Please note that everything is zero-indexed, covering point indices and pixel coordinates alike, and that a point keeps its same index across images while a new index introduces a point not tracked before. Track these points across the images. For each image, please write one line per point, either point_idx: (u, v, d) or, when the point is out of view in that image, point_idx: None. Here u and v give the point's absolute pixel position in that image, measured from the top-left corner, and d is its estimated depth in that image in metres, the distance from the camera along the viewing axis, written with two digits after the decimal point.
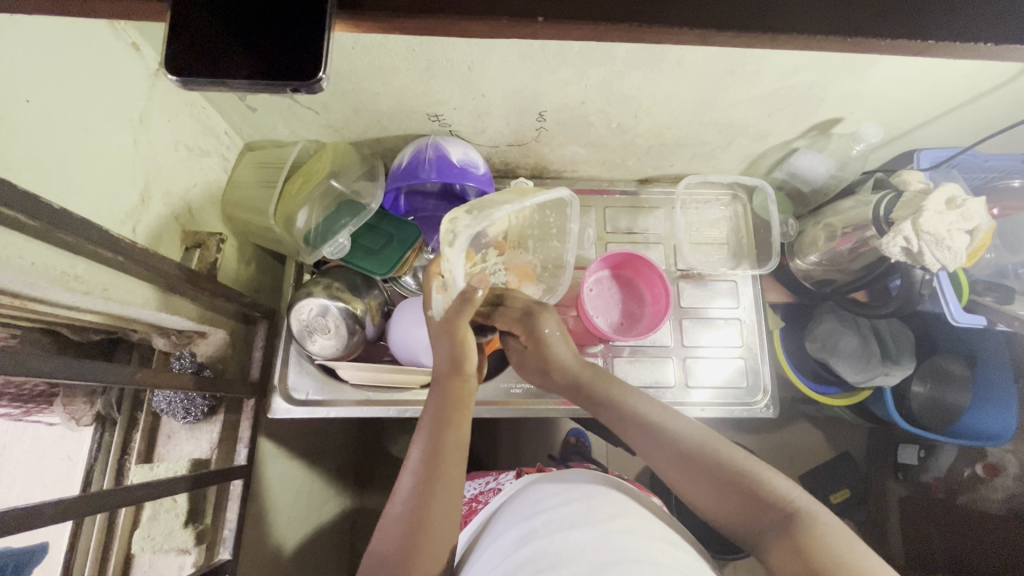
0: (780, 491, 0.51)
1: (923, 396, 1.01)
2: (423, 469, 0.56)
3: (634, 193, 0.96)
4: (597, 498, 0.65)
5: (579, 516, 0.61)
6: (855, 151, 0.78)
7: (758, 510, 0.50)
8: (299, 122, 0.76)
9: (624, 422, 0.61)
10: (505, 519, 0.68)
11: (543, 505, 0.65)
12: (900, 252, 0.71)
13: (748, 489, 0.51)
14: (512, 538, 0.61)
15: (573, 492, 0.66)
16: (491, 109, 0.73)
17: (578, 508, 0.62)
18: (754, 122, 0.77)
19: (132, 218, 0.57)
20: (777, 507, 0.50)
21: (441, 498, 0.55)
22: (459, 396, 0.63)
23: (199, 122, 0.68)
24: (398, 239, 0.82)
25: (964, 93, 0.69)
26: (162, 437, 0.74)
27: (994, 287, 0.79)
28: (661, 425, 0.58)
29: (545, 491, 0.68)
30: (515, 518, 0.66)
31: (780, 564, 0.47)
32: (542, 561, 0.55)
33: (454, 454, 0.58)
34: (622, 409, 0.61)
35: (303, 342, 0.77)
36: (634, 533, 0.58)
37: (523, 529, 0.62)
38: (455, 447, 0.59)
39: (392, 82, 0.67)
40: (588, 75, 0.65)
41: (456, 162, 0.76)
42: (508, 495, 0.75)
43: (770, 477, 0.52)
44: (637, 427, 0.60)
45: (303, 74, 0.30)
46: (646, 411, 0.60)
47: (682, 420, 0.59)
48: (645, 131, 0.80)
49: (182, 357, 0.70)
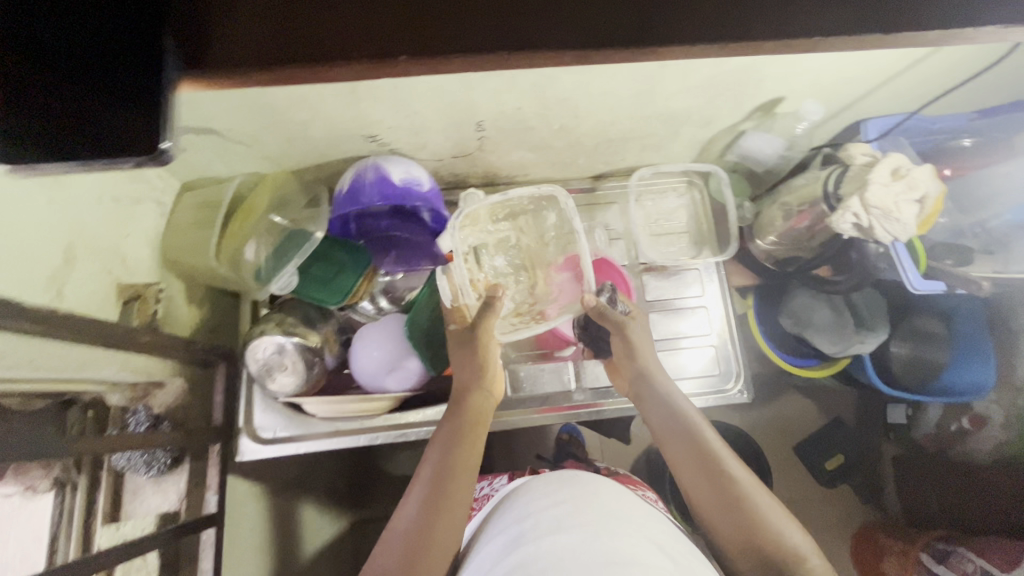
0: (795, 546, 0.56)
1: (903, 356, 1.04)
2: (431, 493, 0.59)
3: (588, 190, 0.94)
4: (588, 497, 0.64)
5: (565, 519, 0.60)
6: (800, 130, 0.77)
7: (770, 555, 0.56)
8: (233, 157, 0.74)
9: (678, 433, 0.67)
10: (497, 522, 0.67)
11: (533, 508, 0.64)
12: (851, 228, 0.70)
13: (767, 538, 0.57)
14: (503, 543, 0.61)
15: (562, 493, 0.65)
16: (427, 124, 0.71)
17: (565, 510, 0.62)
18: (696, 110, 0.76)
19: (56, 281, 0.55)
20: (790, 559, 0.55)
21: (442, 533, 0.57)
22: (477, 420, 0.67)
23: (124, 171, 0.66)
24: (350, 268, 0.79)
25: (898, 63, 0.68)
26: (128, 494, 0.70)
27: (950, 250, 0.85)
28: (708, 448, 0.64)
29: (537, 491, 0.68)
30: (505, 522, 0.65)
31: None
32: (530, 566, 0.55)
33: (461, 478, 0.61)
34: (675, 420, 0.68)
35: (263, 382, 0.74)
36: (619, 534, 0.57)
37: (511, 534, 0.61)
38: (462, 469, 0.61)
39: (319, 109, 0.65)
40: (518, 81, 0.64)
41: (399, 182, 0.73)
42: (504, 498, 0.74)
43: (788, 531, 0.57)
44: (683, 442, 0.66)
45: None
46: (700, 431, 0.66)
47: (724, 447, 0.65)
48: (589, 130, 0.78)
49: (138, 412, 0.68)
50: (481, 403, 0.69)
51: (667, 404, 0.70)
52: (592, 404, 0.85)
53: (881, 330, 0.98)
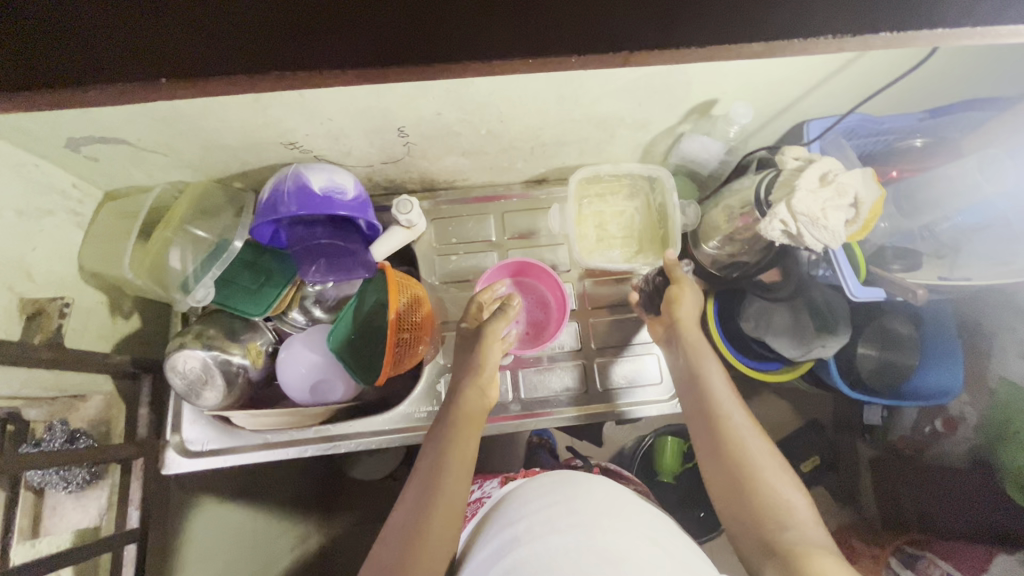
0: (786, 500, 0.54)
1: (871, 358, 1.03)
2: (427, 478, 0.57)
3: (531, 195, 0.92)
4: (583, 497, 0.61)
5: (555, 522, 0.57)
6: (733, 133, 0.74)
7: (758, 505, 0.54)
8: (151, 166, 0.72)
9: (697, 382, 0.65)
10: (489, 526, 0.64)
11: (528, 508, 0.61)
12: (782, 235, 0.67)
13: (758, 489, 0.54)
14: (494, 551, 0.57)
15: (556, 493, 0.62)
16: (345, 130, 0.69)
17: (556, 511, 0.59)
18: (628, 113, 0.74)
19: None
20: (777, 513, 0.53)
21: (441, 516, 0.55)
22: (474, 409, 0.65)
23: (27, 182, 0.64)
24: (276, 276, 0.78)
25: (829, 64, 0.66)
26: (47, 510, 0.68)
27: (902, 255, 0.80)
28: (720, 400, 0.62)
29: (529, 493, 0.65)
30: (497, 526, 0.62)
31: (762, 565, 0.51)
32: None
33: (459, 466, 0.58)
34: (693, 371, 0.66)
35: (189, 399, 0.73)
36: (611, 536, 0.55)
37: (501, 541, 0.58)
38: (461, 458, 0.59)
39: (225, 116, 0.63)
40: (429, 86, 0.62)
41: (319, 191, 0.71)
42: (496, 502, 0.70)
43: (779, 484, 0.55)
44: (700, 391, 0.63)
45: None
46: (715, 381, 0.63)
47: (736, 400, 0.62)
48: (520, 134, 0.76)
49: (55, 427, 0.67)
50: (474, 402, 0.66)
51: (694, 350, 0.68)
52: (532, 413, 0.83)
53: (842, 332, 0.96)
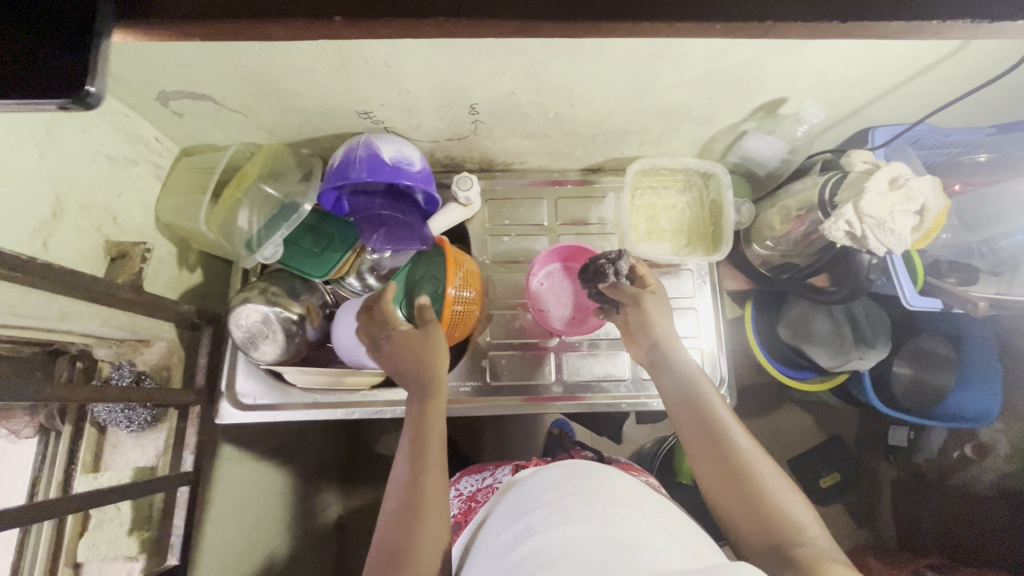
0: (798, 519, 0.53)
1: (907, 376, 1.02)
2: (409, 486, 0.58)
3: (585, 183, 0.93)
4: (598, 489, 0.60)
5: (571, 511, 0.56)
6: (801, 132, 0.75)
7: (772, 528, 0.53)
8: (230, 126, 0.75)
9: (687, 403, 0.64)
10: (499, 517, 0.63)
11: (541, 499, 0.60)
12: (844, 237, 0.67)
13: (769, 512, 0.54)
14: (508, 537, 0.56)
15: (569, 484, 0.61)
16: (419, 104, 0.71)
17: (573, 500, 0.58)
18: (695, 105, 0.74)
19: (41, 232, 0.56)
20: (790, 532, 0.52)
21: (427, 519, 0.56)
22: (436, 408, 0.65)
23: (119, 131, 0.67)
24: (338, 240, 0.81)
25: (906, 69, 0.66)
26: (108, 447, 0.74)
27: (956, 269, 0.80)
28: (715, 420, 0.61)
29: (540, 484, 0.64)
30: (510, 516, 0.61)
31: None
32: (537, 558, 0.51)
33: (433, 470, 0.59)
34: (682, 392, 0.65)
35: (247, 351, 0.76)
36: (632, 526, 0.53)
37: (517, 527, 0.57)
38: (434, 462, 0.60)
39: (310, 81, 0.66)
40: (509, 65, 0.63)
41: (389, 160, 0.73)
42: (502, 493, 0.70)
43: (788, 503, 0.55)
44: (692, 414, 0.62)
45: None
46: (708, 402, 0.63)
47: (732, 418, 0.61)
48: (585, 120, 0.77)
49: (121, 368, 0.72)
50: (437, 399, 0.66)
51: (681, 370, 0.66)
52: (573, 396, 0.84)
53: (882, 346, 0.95)
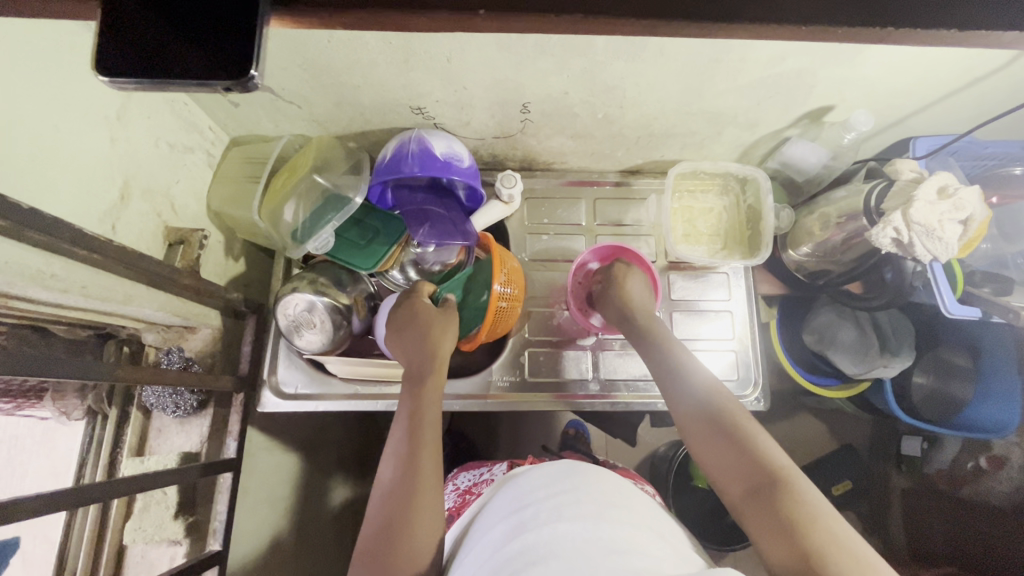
0: (777, 464, 0.53)
1: (924, 387, 1.01)
2: (404, 464, 0.59)
3: (623, 184, 0.94)
4: (587, 489, 0.61)
5: (564, 510, 0.56)
6: (847, 140, 0.76)
7: (754, 474, 0.53)
8: (283, 117, 0.76)
9: (667, 372, 0.64)
10: (489, 514, 0.64)
11: (531, 497, 0.61)
12: (891, 243, 0.69)
13: (750, 459, 0.54)
14: (500, 533, 0.57)
15: (559, 483, 0.62)
16: (474, 100, 0.72)
17: (563, 500, 0.58)
18: (744, 111, 0.76)
19: (110, 215, 0.57)
20: (770, 476, 0.52)
21: (421, 498, 0.57)
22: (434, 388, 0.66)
23: (179, 119, 0.68)
24: (384, 234, 0.81)
25: (957, 80, 0.67)
26: (153, 432, 0.75)
27: (992, 279, 0.79)
28: (694, 381, 0.61)
29: (533, 481, 0.64)
30: (501, 513, 0.61)
31: (768, 539, 0.50)
32: (529, 554, 0.51)
33: (430, 448, 0.60)
34: (665, 361, 0.65)
35: (291, 338, 0.77)
36: (622, 526, 0.54)
37: (510, 523, 0.58)
38: (429, 441, 0.61)
39: (371, 74, 0.66)
40: (569, 65, 0.64)
41: (441, 155, 0.74)
42: (490, 492, 0.71)
43: (770, 451, 0.54)
44: (675, 381, 0.63)
45: (237, 74, 0.29)
46: (690, 368, 0.63)
47: (710, 379, 0.62)
48: (633, 122, 0.78)
49: (170, 352, 0.73)
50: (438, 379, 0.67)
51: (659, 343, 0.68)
52: (608, 395, 0.85)
53: (905, 354, 0.95)
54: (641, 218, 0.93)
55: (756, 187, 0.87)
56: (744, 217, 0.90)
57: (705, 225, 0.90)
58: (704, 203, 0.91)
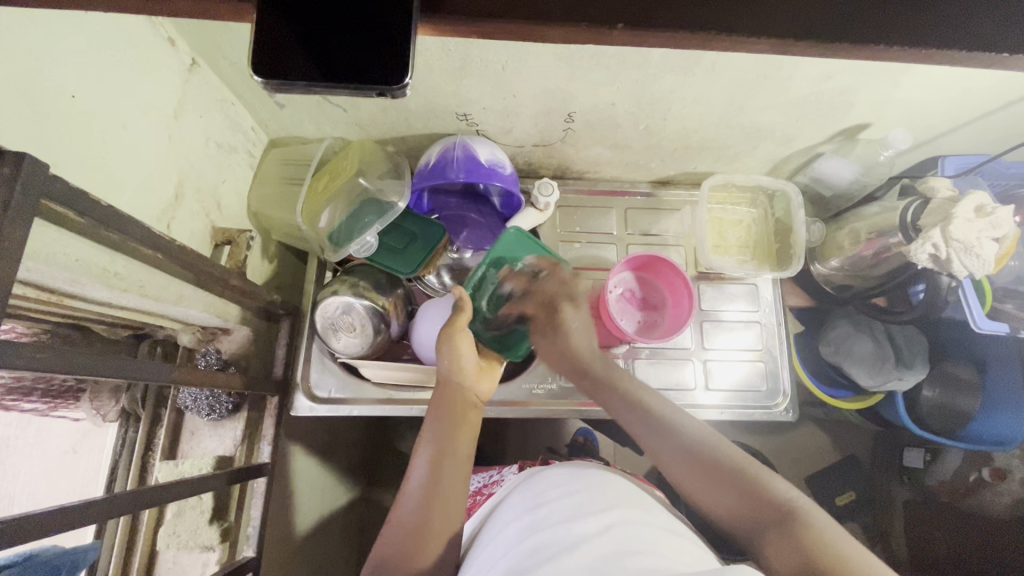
0: (778, 490, 0.52)
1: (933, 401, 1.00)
2: (428, 478, 0.57)
3: (652, 195, 0.95)
4: (602, 489, 0.59)
5: (582, 507, 0.55)
6: (883, 157, 0.78)
7: (756, 504, 0.52)
8: (327, 120, 0.76)
9: (634, 417, 0.65)
10: (505, 513, 0.62)
11: (548, 497, 0.59)
12: (928, 259, 0.70)
13: (749, 487, 0.53)
14: (517, 530, 0.55)
15: (576, 484, 0.61)
16: (520, 109, 0.73)
17: (580, 499, 0.57)
18: (781, 126, 0.77)
19: (166, 214, 0.57)
20: (773, 505, 0.51)
21: (441, 508, 0.56)
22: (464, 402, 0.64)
23: (228, 119, 0.67)
24: (421, 239, 0.81)
25: (993, 102, 0.69)
26: (186, 434, 0.73)
27: (1014, 295, 0.81)
28: (668, 423, 0.62)
29: (548, 483, 0.63)
30: (518, 510, 0.60)
31: (776, 563, 0.48)
32: (544, 550, 0.50)
33: (457, 462, 0.59)
34: (628, 408, 0.67)
35: (327, 340, 0.77)
36: (639, 524, 0.53)
37: (527, 520, 0.56)
38: (457, 454, 0.59)
39: (424, 81, 0.67)
40: (621, 77, 0.65)
41: (484, 162, 0.75)
42: (508, 489, 0.70)
43: (768, 478, 0.54)
44: (648, 429, 0.63)
45: (388, 84, 0.30)
46: (657, 411, 0.64)
47: (685, 417, 0.62)
48: (672, 134, 0.80)
49: (206, 354, 0.71)
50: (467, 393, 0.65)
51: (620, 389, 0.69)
52: None
53: (918, 367, 0.95)
54: (671, 228, 0.94)
55: (786, 201, 0.89)
56: (773, 229, 0.91)
57: (735, 236, 0.91)
58: (734, 214, 0.92)
